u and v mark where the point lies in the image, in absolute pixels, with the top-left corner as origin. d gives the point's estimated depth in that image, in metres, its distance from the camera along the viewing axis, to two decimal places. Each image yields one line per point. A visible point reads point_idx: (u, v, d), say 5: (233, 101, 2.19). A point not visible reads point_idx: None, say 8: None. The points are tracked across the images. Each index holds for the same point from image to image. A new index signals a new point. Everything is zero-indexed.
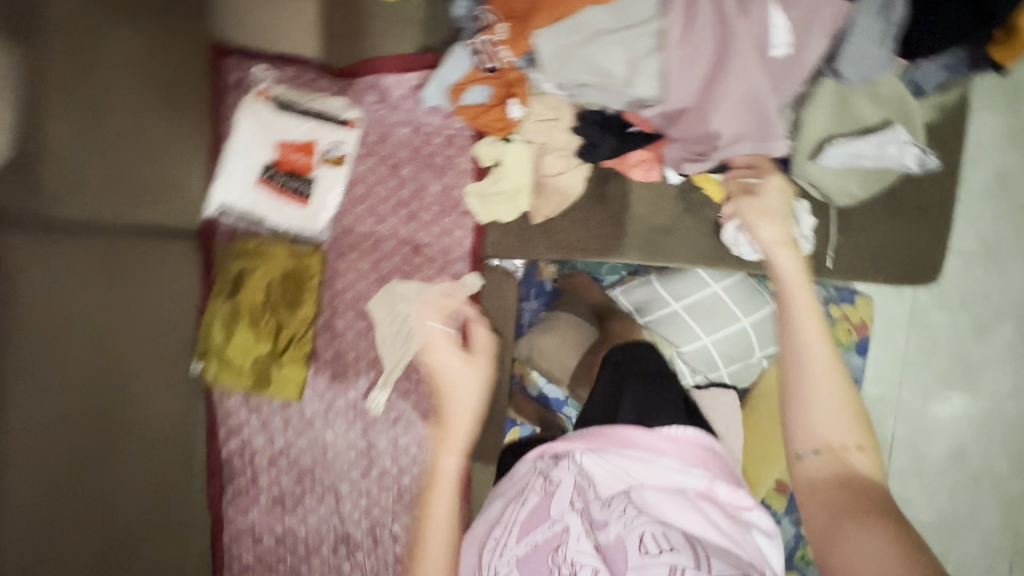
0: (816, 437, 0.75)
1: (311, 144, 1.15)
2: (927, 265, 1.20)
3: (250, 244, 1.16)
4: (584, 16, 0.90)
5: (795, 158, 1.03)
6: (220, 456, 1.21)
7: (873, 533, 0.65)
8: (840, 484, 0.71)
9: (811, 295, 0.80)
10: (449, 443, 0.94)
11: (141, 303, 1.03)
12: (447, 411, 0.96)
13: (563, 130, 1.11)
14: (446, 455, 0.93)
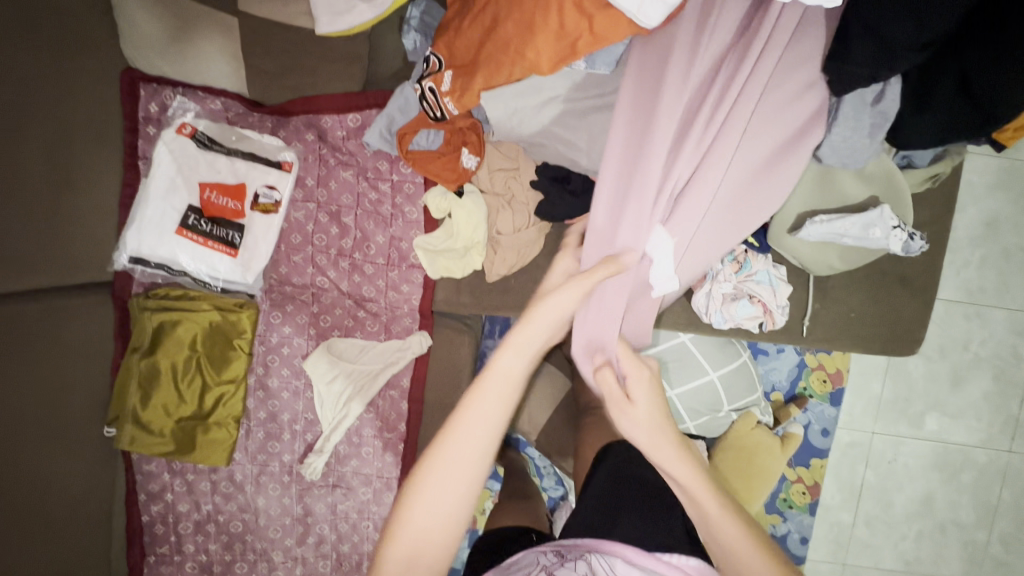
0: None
1: (241, 187, 1.03)
2: (908, 336, 1.11)
3: (174, 295, 1.05)
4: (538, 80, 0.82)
5: (773, 231, 0.96)
6: (140, 521, 1.11)
7: None
8: None
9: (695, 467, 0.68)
10: (496, 384, 0.62)
11: (40, 376, 0.91)
12: (516, 343, 0.62)
13: (523, 182, 1.00)
14: (495, 384, 0.62)
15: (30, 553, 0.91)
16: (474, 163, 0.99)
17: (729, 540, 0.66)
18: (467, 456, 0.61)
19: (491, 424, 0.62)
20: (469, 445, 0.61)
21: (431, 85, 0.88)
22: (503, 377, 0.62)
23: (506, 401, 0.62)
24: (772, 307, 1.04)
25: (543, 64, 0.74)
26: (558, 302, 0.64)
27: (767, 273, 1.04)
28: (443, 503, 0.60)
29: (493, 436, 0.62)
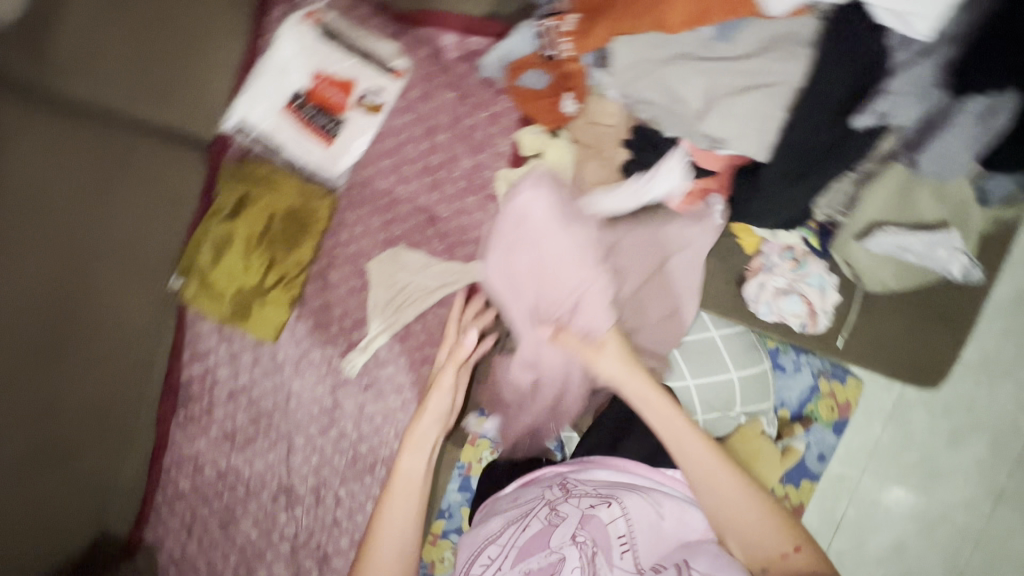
0: (741, 541, 0.88)
1: (350, 84, 1.08)
2: (933, 371, 1.17)
3: (260, 170, 1.08)
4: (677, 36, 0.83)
5: (840, 235, 1.01)
6: (179, 378, 1.15)
7: (754, 526, 0.88)
8: (735, 521, 0.89)
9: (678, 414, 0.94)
10: (414, 446, 1.06)
11: (128, 209, 0.95)
12: (426, 414, 1.07)
13: (614, 138, 1.05)
14: (412, 449, 1.06)
15: (73, 373, 0.95)
16: (572, 110, 1.05)
17: (696, 447, 0.92)
18: (403, 518, 1.03)
19: (412, 484, 1.05)
20: (399, 497, 1.04)
21: (551, 25, 0.97)
22: (416, 460, 1.06)
23: (425, 449, 1.07)
24: (818, 309, 1.09)
25: (672, 22, 0.80)
26: (442, 397, 1.07)
27: (820, 277, 1.09)
28: (395, 547, 1.02)
29: (420, 478, 1.06)
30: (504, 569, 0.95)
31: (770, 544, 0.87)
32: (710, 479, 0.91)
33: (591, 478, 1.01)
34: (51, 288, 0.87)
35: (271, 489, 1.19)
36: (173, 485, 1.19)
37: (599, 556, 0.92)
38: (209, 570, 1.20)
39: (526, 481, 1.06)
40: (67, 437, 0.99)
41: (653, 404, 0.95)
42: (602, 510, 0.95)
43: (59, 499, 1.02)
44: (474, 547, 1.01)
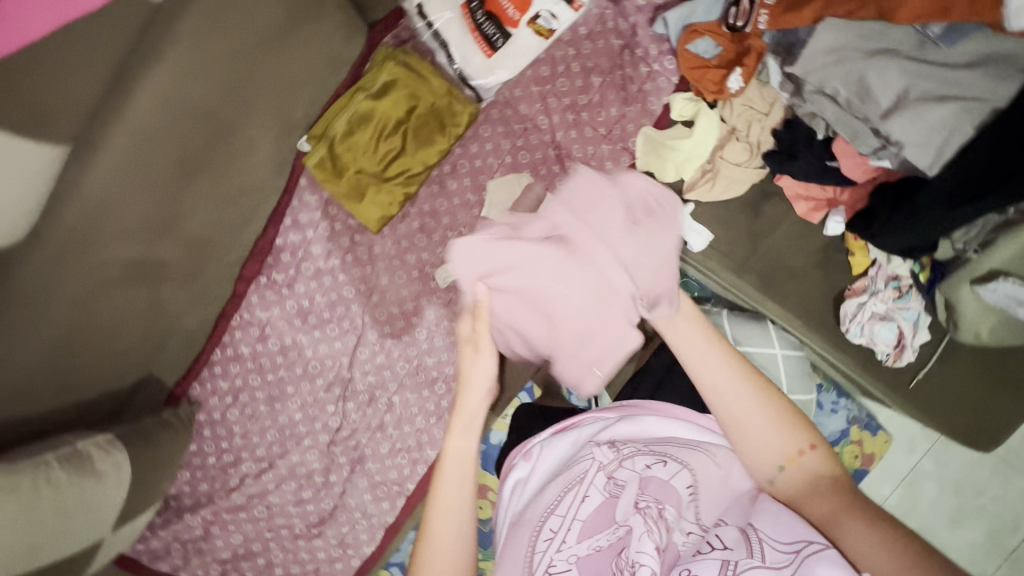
0: (773, 458, 0.74)
1: (527, 0, 1.04)
2: (989, 435, 1.17)
3: (414, 61, 1.07)
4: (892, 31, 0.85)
5: (956, 276, 1.03)
6: (271, 243, 1.13)
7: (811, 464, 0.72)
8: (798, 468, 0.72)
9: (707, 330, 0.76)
10: (454, 463, 0.81)
11: (305, 58, 0.97)
12: (459, 418, 0.82)
13: (764, 127, 1.07)
14: (452, 464, 0.81)
15: (209, 199, 0.95)
16: (737, 88, 1.04)
17: (724, 362, 0.76)
18: (454, 540, 0.78)
19: (465, 485, 0.81)
20: (448, 532, 0.78)
21: None
22: (456, 482, 0.80)
23: (464, 463, 0.81)
24: (906, 344, 1.11)
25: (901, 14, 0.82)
26: (472, 406, 0.82)
27: (915, 313, 1.11)
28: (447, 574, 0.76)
29: (464, 493, 0.80)
30: (569, 542, 0.79)
31: (779, 444, 0.74)
32: (728, 387, 0.75)
33: (632, 427, 0.88)
34: (227, 107, 0.88)
35: (326, 377, 1.19)
36: (233, 347, 1.17)
37: (669, 515, 0.76)
38: (244, 439, 1.20)
39: (560, 430, 0.94)
40: (173, 263, 0.96)
41: (682, 320, 0.78)
42: (658, 469, 0.80)
43: (140, 325, 0.99)
44: (531, 525, 0.84)
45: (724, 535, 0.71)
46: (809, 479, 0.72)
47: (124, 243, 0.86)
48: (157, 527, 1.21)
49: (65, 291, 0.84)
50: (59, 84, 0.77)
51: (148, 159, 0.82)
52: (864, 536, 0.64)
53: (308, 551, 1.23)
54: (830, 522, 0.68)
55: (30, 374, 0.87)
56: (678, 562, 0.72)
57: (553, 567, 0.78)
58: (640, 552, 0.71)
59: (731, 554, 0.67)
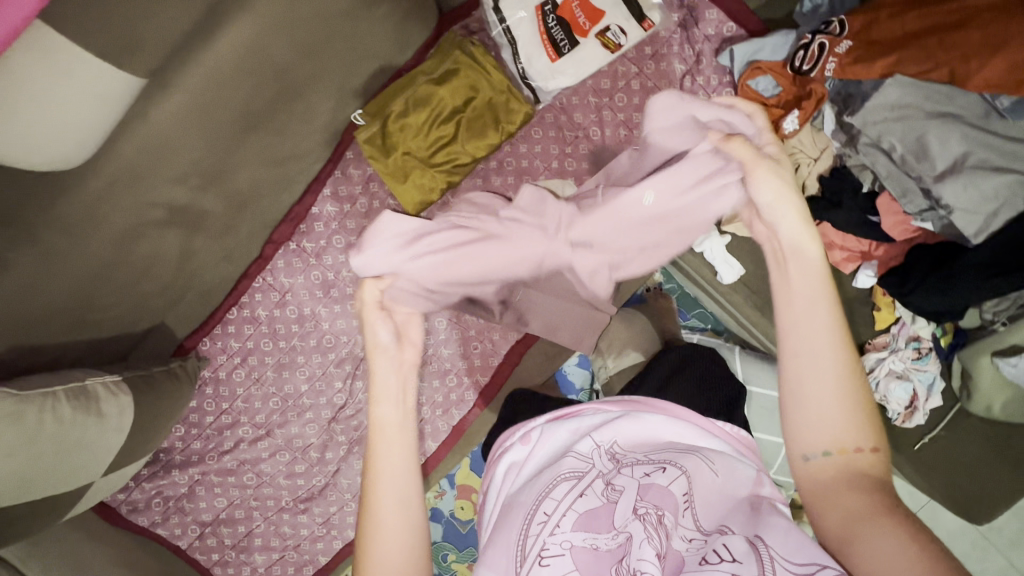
0: (821, 442, 0.61)
1: (599, 13, 1.06)
2: (985, 511, 1.13)
3: (478, 51, 1.06)
4: (958, 96, 0.86)
5: (976, 345, 1.04)
6: (307, 210, 1.12)
7: (859, 484, 0.59)
8: (844, 477, 0.59)
9: (807, 266, 0.65)
10: (386, 439, 0.71)
11: (378, 33, 0.97)
12: (382, 390, 0.73)
13: (812, 172, 1.06)
14: (384, 439, 0.71)
15: (260, 157, 0.94)
16: (791, 129, 1.04)
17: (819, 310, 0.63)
18: (399, 527, 0.69)
19: (406, 462, 0.72)
20: (390, 515, 0.69)
21: (823, 42, 0.98)
22: (393, 461, 0.71)
23: (401, 438, 0.72)
24: (919, 406, 1.11)
25: (970, 82, 0.83)
26: (388, 367, 0.74)
27: (930, 376, 1.12)
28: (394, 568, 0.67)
29: (408, 471, 0.71)
30: (563, 530, 0.66)
31: (837, 429, 0.61)
32: (809, 344, 0.62)
33: (633, 426, 0.77)
34: (295, 71, 0.88)
35: (339, 353, 1.17)
36: (251, 308, 1.15)
37: (668, 521, 0.65)
38: (245, 403, 1.17)
39: (557, 418, 0.82)
40: (213, 213, 0.95)
41: (794, 253, 0.66)
42: (658, 475, 0.69)
43: (168, 271, 0.96)
44: (522, 513, 0.71)
45: (730, 545, 0.60)
46: (856, 483, 0.59)
47: (165, 180, 0.85)
48: (142, 479, 1.18)
49: (104, 224, 0.83)
50: (153, 18, 0.73)
51: (210, 106, 0.82)
52: (902, 546, 0.52)
53: (290, 526, 1.20)
54: (864, 521, 0.55)
55: (54, 302, 0.85)
56: (683, 570, 0.61)
57: (546, 553, 0.65)
58: (641, 560, 0.61)
59: (742, 568, 0.57)
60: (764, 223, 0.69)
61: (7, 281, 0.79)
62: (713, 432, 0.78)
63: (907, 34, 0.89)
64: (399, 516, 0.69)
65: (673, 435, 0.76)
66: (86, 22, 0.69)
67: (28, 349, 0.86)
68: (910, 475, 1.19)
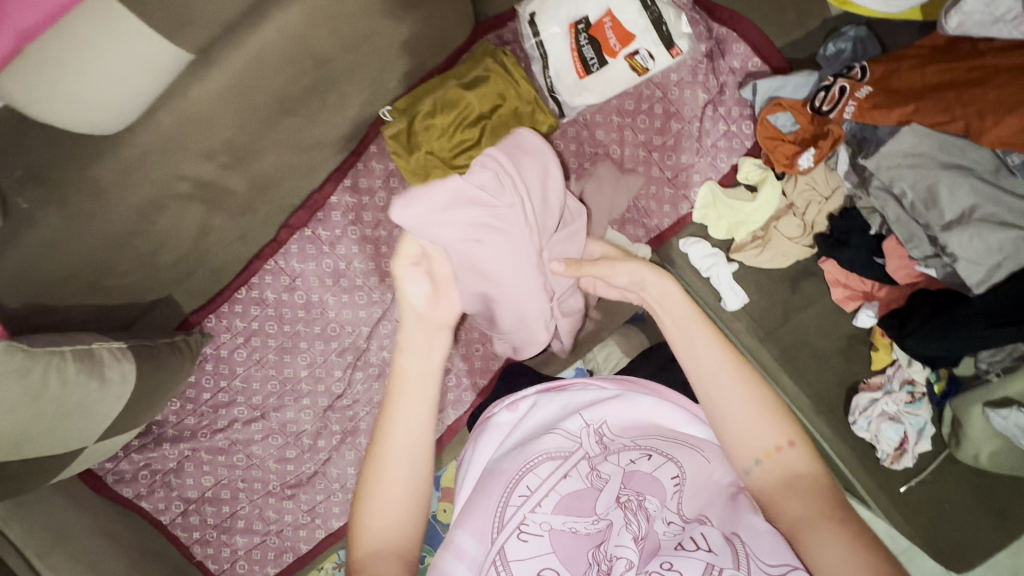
0: (757, 454, 0.67)
1: (630, 37, 1.07)
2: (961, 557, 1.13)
3: (509, 62, 1.09)
4: (970, 149, 0.89)
5: (970, 394, 1.06)
6: (326, 198, 1.13)
7: (795, 488, 0.65)
8: (786, 484, 0.65)
9: (679, 312, 0.74)
10: (407, 388, 0.73)
11: (415, 35, 0.99)
12: (409, 333, 0.75)
13: (822, 211, 1.10)
14: (404, 385, 0.73)
15: (287, 141, 0.96)
16: (806, 167, 1.07)
17: (707, 348, 0.71)
18: (399, 476, 0.69)
19: (423, 409, 0.72)
20: (393, 465, 0.70)
21: (844, 85, 1.01)
22: (409, 410, 0.72)
23: (417, 388, 0.73)
24: (908, 449, 1.13)
25: (985, 137, 0.85)
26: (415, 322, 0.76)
27: (921, 420, 1.14)
28: (389, 514, 0.68)
29: (420, 418, 0.72)
30: (545, 509, 0.68)
31: (762, 437, 0.67)
32: (708, 376, 0.70)
33: (626, 408, 0.78)
34: (332, 61, 0.89)
35: (342, 342, 1.18)
36: (258, 290, 1.15)
37: (649, 505, 0.66)
38: (243, 383, 1.18)
39: (549, 389, 0.83)
40: (239, 190, 0.97)
41: (662, 296, 0.76)
42: (644, 462, 0.70)
43: (184, 245, 0.97)
44: (504, 481, 0.72)
45: (708, 535, 0.63)
46: (786, 480, 0.65)
47: (196, 154, 0.86)
48: (131, 450, 1.17)
49: (128, 195, 0.84)
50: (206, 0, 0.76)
51: (247, 88, 0.83)
52: (841, 547, 0.59)
53: (275, 511, 1.20)
54: (808, 526, 0.62)
55: (76, 264, 0.87)
56: (659, 553, 0.63)
57: (525, 528, 0.67)
58: (620, 545, 0.61)
59: (718, 560, 0.59)
60: (609, 266, 0.78)
61: (31, 239, 0.81)
62: (703, 418, 0.77)
63: (924, 86, 0.93)
64: (402, 470, 0.70)
65: (663, 418, 0.77)
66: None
67: (40, 308, 0.87)
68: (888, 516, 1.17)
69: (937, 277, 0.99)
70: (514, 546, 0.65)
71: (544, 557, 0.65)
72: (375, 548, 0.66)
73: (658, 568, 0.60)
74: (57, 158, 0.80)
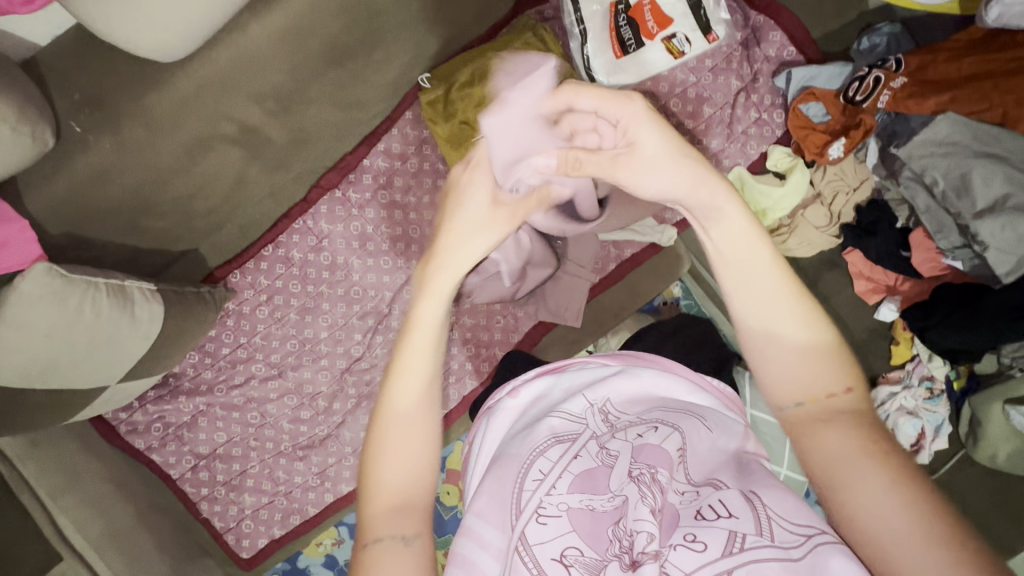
0: (796, 386, 0.57)
1: (668, 21, 1.09)
2: None
3: (547, 37, 1.10)
4: (1008, 138, 0.90)
5: (991, 391, 1.06)
6: (359, 161, 1.15)
7: (840, 428, 0.54)
8: (830, 420, 0.55)
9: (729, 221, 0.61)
10: (428, 329, 0.64)
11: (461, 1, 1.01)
12: (435, 277, 0.65)
13: (849, 202, 1.11)
14: (420, 333, 0.63)
15: (331, 98, 0.98)
16: (835, 157, 1.08)
17: (770, 273, 0.60)
18: (405, 436, 0.61)
19: (431, 356, 0.63)
20: (402, 425, 0.61)
21: (879, 76, 1.02)
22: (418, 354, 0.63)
23: (436, 334, 0.64)
24: (925, 445, 1.12)
25: None
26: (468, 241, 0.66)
27: (938, 417, 1.14)
28: (402, 468, 0.60)
29: (433, 372, 0.63)
30: (558, 488, 0.65)
31: (810, 378, 0.57)
32: (772, 341, 0.59)
33: (630, 383, 0.78)
34: (387, 20, 0.93)
35: (364, 306, 1.18)
36: (284, 249, 1.16)
37: (662, 477, 0.63)
38: (263, 340, 1.18)
39: (549, 373, 0.84)
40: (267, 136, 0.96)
41: (715, 206, 0.62)
42: (651, 435, 0.68)
43: (220, 190, 0.99)
44: (515, 467, 0.70)
45: (727, 501, 0.58)
46: (839, 424, 0.54)
47: (222, 95, 0.86)
48: (147, 401, 1.17)
49: (178, 128, 0.85)
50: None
51: (305, 41, 0.86)
52: (888, 486, 0.50)
53: (285, 472, 1.19)
54: (853, 466, 0.52)
55: (115, 200, 0.88)
56: (679, 524, 0.59)
57: (543, 510, 0.63)
58: (638, 519, 0.58)
59: (739, 524, 0.55)
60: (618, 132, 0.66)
61: (84, 163, 0.82)
62: (702, 387, 0.80)
63: (960, 78, 0.95)
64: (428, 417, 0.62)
65: (664, 390, 0.79)
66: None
67: (77, 239, 0.89)
68: None
69: (962, 270, 0.99)
70: (532, 530, 0.62)
71: (565, 537, 0.61)
72: (390, 507, 0.59)
73: (681, 541, 0.56)
74: (115, 82, 0.82)
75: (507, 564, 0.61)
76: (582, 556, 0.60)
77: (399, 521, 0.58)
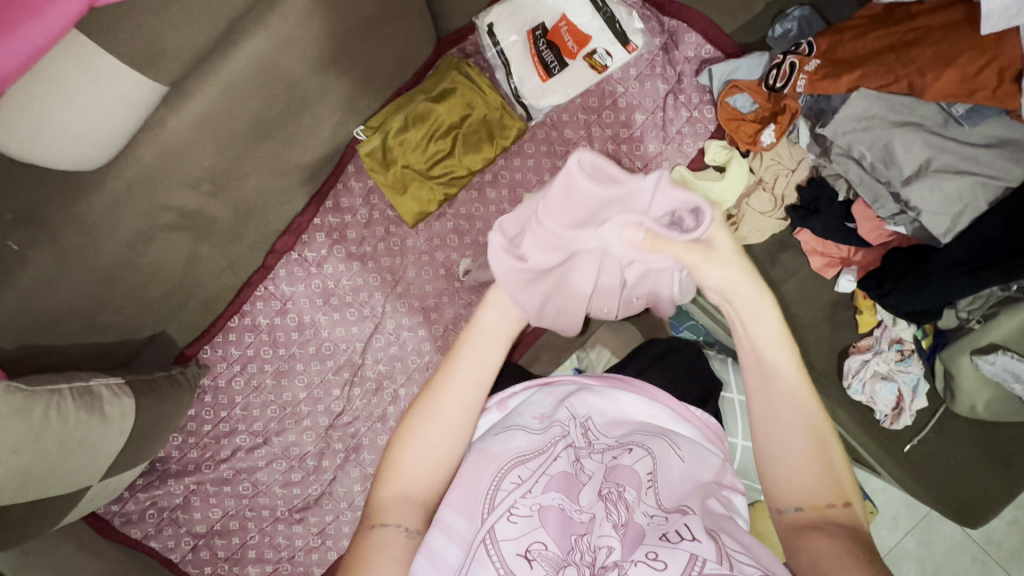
0: (796, 489, 0.59)
1: (586, 38, 1.13)
2: (977, 511, 1.10)
3: (473, 72, 1.14)
4: (921, 104, 0.93)
5: (956, 344, 1.08)
6: (309, 221, 1.16)
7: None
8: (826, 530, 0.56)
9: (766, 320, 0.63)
10: (478, 338, 0.66)
11: (382, 55, 1.04)
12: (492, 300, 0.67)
13: (790, 185, 1.13)
14: (478, 338, 0.66)
15: (256, 160, 0.98)
16: (769, 142, 1.10)
17: (786, 381, 0.61)
18: (443, 432, 0.63)
19: (484, 371, 0.65)
20: (446, 418, 0.63)
21: (794, 61, 1.04)
22: (459, 383, 0.64)
23: (494, 345, 0.66)
24: (906, 406, 1.13)
25: (931, 90, 0.89)
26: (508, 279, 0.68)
27: (914, 376, 1.14)
28: (427, 461, 0.63)
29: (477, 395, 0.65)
30: (534, 492, 0.63)
31: (789, 458, 0.60)
32: (780, 422, 0.60)
33: (607, 403, 0.77)
34: (306, 81, 0.93)
35: (337, 360, 1.18)
36: (250, 316, 1.17)
37: (629, 496, 0.63)
38: (243, 411, 1.18)
39: (535, 385, 0.79)
40: (214, 211, 0.99)
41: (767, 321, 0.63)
42: (625, 456, 0.68)
43: (173, 275, 1.01)
44: (495, 464, 0.67)
45: (692, 525, 0.59)
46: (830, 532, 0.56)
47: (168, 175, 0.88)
48: (137, 489, 1.17)
49: (117, 227, 0.87)
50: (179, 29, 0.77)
51: (223, 116, 0.87)
52: None
53: (285, 537, 1.18)
54: (833, 565, 0.53)
55: (67, 302, 0.89)
56: (644, 540, 0.59)
57: (515, 510, 0.61)
58: (603, 535, 0.59)
59: (702, 548, 0.56)
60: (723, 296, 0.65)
61: (21, 277, 0.83)
62: (685, 416, 0.78)
63: (867, 53, 0.97)
64: (460, 423, 0.64)
65: (645, 416, 0.77)
66: (118, 30, 0.74)
67: (34, 349, 0.89)
68: (904, 481, 1.16)
69: (908, 234, 1.02)
70: (503, 527, 0.60)
71: (533, 533, 0.60)
72: (401, 495, 0.62)
73: (643, 558, 0.57)
74: (43, 197, 0.83)
75: (469, 556, 0.60)
76: (546, 551, 0.59)
77: (405, 511, 0.61)
